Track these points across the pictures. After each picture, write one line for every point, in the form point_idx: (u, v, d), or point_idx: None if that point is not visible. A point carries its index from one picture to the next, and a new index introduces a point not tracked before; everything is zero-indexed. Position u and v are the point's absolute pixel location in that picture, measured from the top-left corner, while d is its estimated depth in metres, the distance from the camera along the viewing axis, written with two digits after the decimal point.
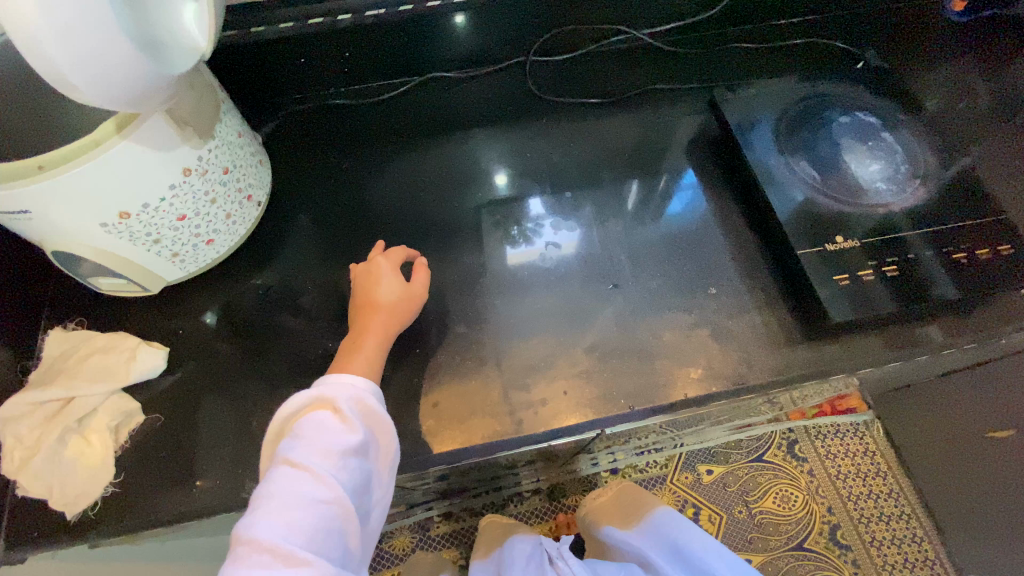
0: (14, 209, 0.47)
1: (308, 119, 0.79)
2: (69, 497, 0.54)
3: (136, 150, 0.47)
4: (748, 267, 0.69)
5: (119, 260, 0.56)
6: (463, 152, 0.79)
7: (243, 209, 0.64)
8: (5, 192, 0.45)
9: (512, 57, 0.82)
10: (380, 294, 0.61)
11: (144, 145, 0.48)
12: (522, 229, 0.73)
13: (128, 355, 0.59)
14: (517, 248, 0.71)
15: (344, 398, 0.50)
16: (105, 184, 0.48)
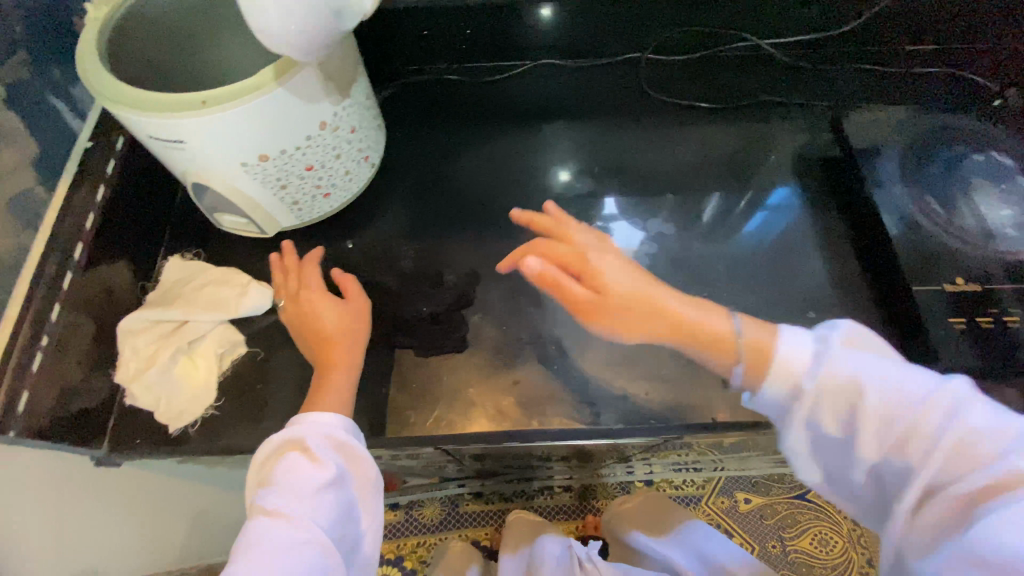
0: (173, 137, 0.50)
1: (417, 91, 0.81)
2: (174, 411, 0.58)
3: (288, 96, 0.50)
4: (843, 300, 0.68)
5: (247, 201, 0.60)
6: (559, 144, 0.79)
7: (359, 168, 0.67)
8: (170, 121, 0.49)
9: (627, 52, 0.81)
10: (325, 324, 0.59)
11: (295, 93, 0.51)
12: (591, 229, 0.73)
13: (239, 291, 0.62)
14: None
15: (314, 434, 0.46)
16: (255, 125, 0.51)
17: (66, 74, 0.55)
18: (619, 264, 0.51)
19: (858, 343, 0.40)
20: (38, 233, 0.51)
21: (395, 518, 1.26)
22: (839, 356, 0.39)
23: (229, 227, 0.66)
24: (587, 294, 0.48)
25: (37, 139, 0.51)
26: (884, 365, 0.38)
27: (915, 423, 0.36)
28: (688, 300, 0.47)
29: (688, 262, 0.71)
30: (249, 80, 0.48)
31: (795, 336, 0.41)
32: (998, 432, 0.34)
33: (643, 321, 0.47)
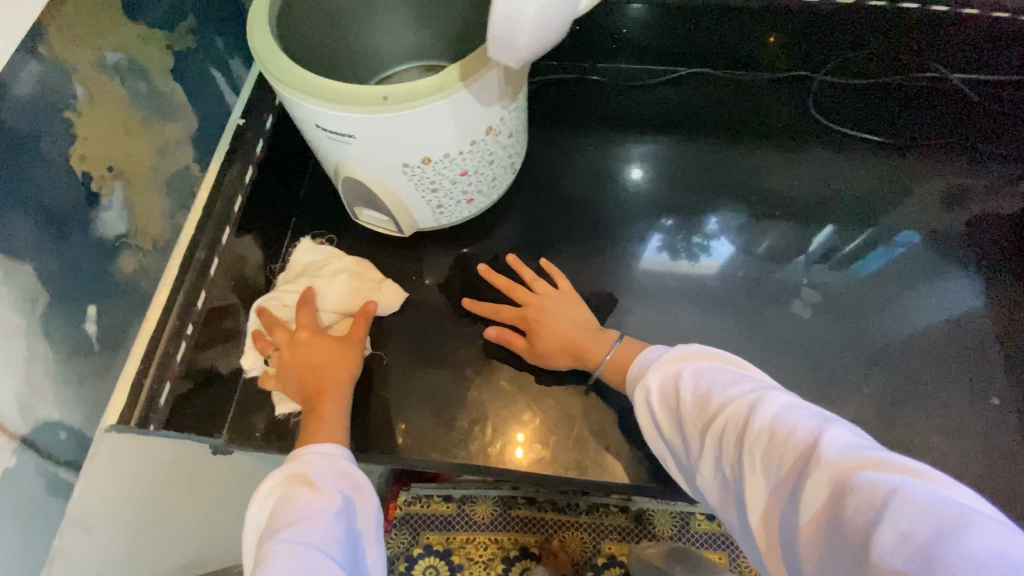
0: (344, 132, 0.47)
1: (557, 87, 0.75)
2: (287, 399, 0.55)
3: (467, 100, 0.46)
4: (1022, 380, 0.61)
5: (394, 200, 0.56)
6: (705, 161, 0.72)
7: (504, 174, 0.63)
8: (345, 116, 0.45)
9: (796, 70, 0.74)
10: (315, 356, 0.52)
11: (474, 97, 0.46)
12: (685, 242, 0.68)
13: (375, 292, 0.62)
14: (671, 259, 0.67)
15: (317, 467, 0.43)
16: (427, 127, 0.47)
17: (228, 45, 0.52)
18: (576, 306, 0.58)
19: (718, 363, 0.42)
20: (190, 215, 0.48)
21: (440, 510, 0.82)
22: (670, 363, 0.44)
23: (365, 220, 0.63)
24: (524, 345, 0.57)
25: (198, 115, 0.49)
26: (723, 378, 0.40)
27: (710, 420, 0.37)
28: (592, 327, 0.56)
29: (849, 318, 0.65)
30: (433, 78, 0.44)
31: (646, 357, 0.48)
32: (777, 417, 0.34)
33: (571, 353, 0.56)
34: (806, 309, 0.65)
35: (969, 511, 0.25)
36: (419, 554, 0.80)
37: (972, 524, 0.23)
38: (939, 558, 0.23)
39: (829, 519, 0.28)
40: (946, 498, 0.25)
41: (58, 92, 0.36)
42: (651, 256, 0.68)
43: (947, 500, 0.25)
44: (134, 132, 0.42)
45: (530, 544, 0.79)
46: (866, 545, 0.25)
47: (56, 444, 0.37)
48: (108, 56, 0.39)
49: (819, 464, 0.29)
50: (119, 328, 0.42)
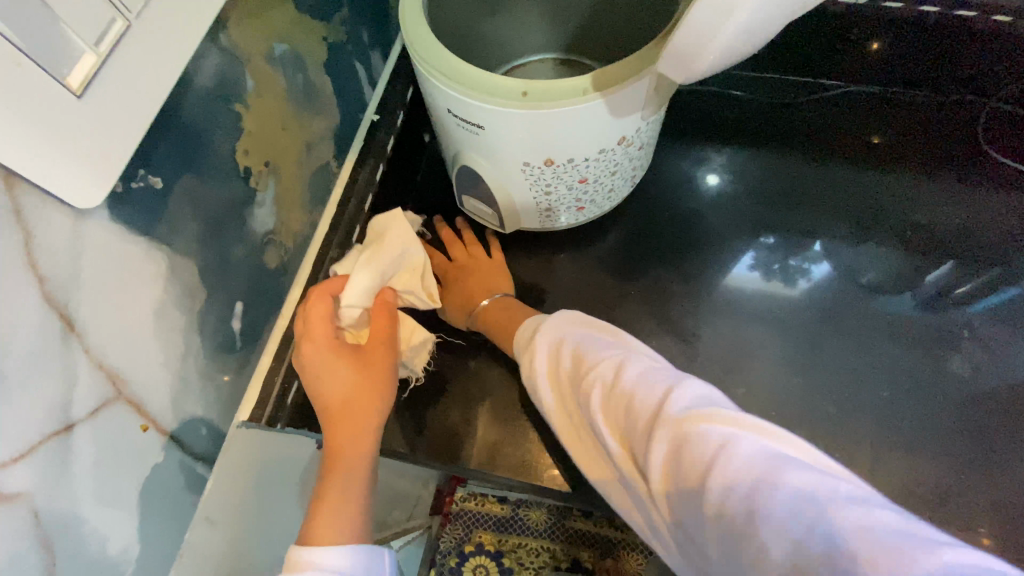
0: (474, 121, 0.44)
1: (690, 95, 0.71)
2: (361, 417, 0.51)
3: (601, 110, 0.42)
4: None
5: (504, 195, 0.53)
6: (845, 188, 0.66)
7: (622, 187, 0.58)
8: (479, 106, 0.42)
9: (964, 93, 0.65)
10: (328, 377, 0.39)
11: (610, 107, 0.42)
12: (783, 266, 0.63)
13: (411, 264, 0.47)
14: (763, 279, 0.62)
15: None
16: (559, 131, 0.43)
17: (373, 39, 0.51)
18: (499, 274, 0.58)
19: (584, 327, 0.43)
20: (324, 211, 0.47)
21: (494, 510, 0.68)
22: (547, 335, 0.43)
23: (469, 211, 0.60)
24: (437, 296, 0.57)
25: (341, 110, 0.47)
26: (596, 344, 0.40)
27: (580, 382, 0.38)
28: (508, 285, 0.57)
29: (1019, 377, 0.57)
30: (581, 80, 0.41)
31: (524, 331, 0.47)
32: (639, 378, 0.36)
33: (465, 304, 0.55)
34: (967, 366, 0.57)
35: (786, 457, 0.29)
36: (467, 552, 0.67)
37: (786, 465, 0.28)
38: (768, 513, 0.26)
39: (672, 465, 0.31)
40: (765, 445, 0.30)
41: (231, 82, 0.34)
42: (751, 276, 0.62)
43: (775, 451, 0.30)
44: (288, 125, 0.40)
45: (585, 560, 0.65)
46: (703, 482, 0.29)
47: (196, 440, 0.37)
48: (275, 47, 0.38)
49: (665, 422, 0.32)
50: (258, 324, 0.41)
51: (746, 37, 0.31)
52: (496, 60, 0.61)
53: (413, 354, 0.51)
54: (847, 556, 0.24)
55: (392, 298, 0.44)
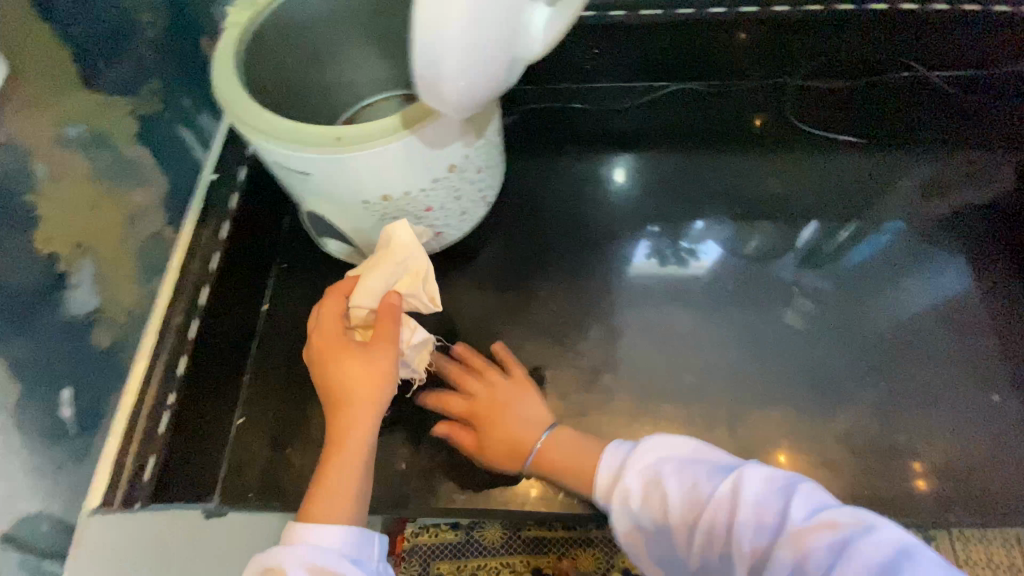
0: (299, 171, 0.45)
1: (533, 111, 0.74)
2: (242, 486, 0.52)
3: (417, 145, 0.44)
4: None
5: (356, 233, 0.54)
6: (686, 174, 0.72)
7: (476, 207, 0.61)
8: (298, 156, 0.43)
9: (772, 78, 0.73)
10: (337, 373, 0.46)
11: (425, 141, 0.45)
12: (674, 249, 0.68)
13: (414, 269, 0.50)
14: (659, 265, 0.67)
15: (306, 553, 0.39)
16: (383, 169, 0.45)
17: (195, 100, 0.51)
18: (528, 397, 0.58)
19: (679, 454, 0.45)
20: (165, 279, 0.48)
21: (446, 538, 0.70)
22: (645, 457, 0.46)
23: (329, 254, 0.60)
24: (472, 442, 0.56)
25: (168, 176, 0.47)
26: (697, 470, 0.43)
27: (663, 502, 0.43)
28: (535, 411, 0.57)
29: (847, 318, 0.64)
30: (390, 120, 0.43)
31: (610, 460, 0.48)
32: (729, 490, 0.40)
33: (514, 451, 0.55)
34: (799, 319, 0.64)
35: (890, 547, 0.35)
36: None
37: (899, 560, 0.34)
38: None
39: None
40: (864, 534, 0.35)
41: (15, 174, 0.34)
42: (649, 263, 0.67)
43: (877, 543, 0.35)
44: (99, 203, 0.41)
45: (543, 565, 0.68)
46: None
47: (37, 538, 0.36)
48: (66, 130, 0.38)
49: (786, 539, 0.36)
50: (93, 407, 0.41)
51: (493, 55, 0.31)
52: (334, 107, 0.62)
53: (415, 353, 0.53)
54: None
55: (397, 300, 0.48)
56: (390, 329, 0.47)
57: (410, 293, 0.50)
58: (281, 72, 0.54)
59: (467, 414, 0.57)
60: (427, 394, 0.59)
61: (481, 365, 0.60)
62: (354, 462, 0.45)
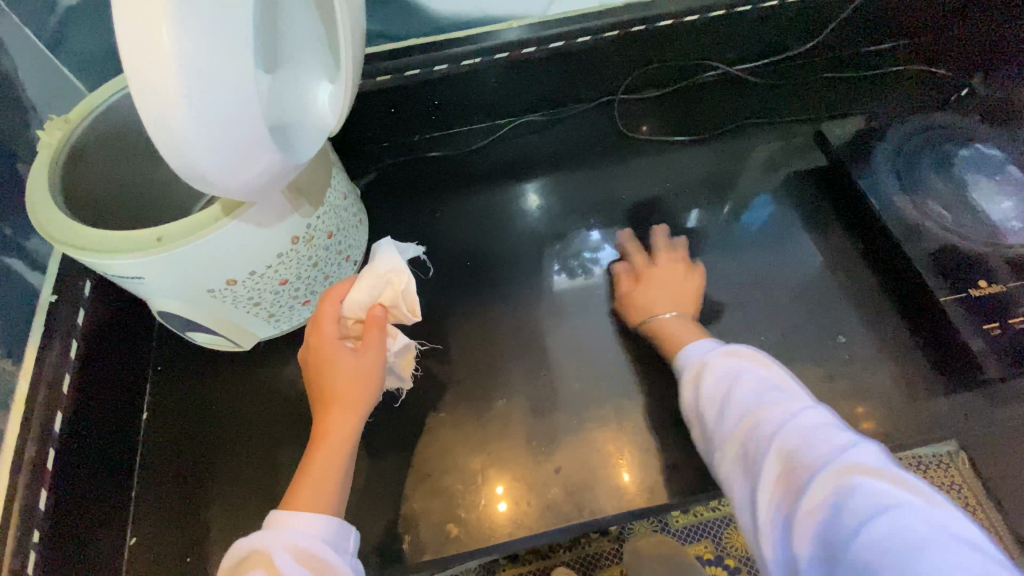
0: (129, 276, 0.45)
1: (392, 167, 0.77)
2: None
3: (244, 228, 0.46)
4: (878, 315, 0.65)
5: (217, 321, 0.55)
6: (543, 197, 0.77)
7: (342, 269, 0.62)
8: (121, 263, 0.43)
9: (599, 97, 0.80)
10: (331, 373, 0.48)
11: (252, 222, 0.46)
12: (579, 261, 0.72)
13: (394, 282, 0.49)
14: (570, 279, 0.70)
15: (288, 539, 0.41)
16: (216, 256, 0.46)
17: (18, 228, 0.50)
18: (685, 279, 0.65)
19: (755, 362, 0.50)
20: (11, 415, 0.47)
21: None
22: (723, 360, 0.51)
23: (203, 343, 0.60)
24: (627, 287, 0.66)
25: None
26: (767, 380, 0.48)
27: (725, 393, 0.48)
28: (680, 284, 0.65)
29: (709, 298, 0.68)
30: (209, 210, 0.45)
31: (692, 356, 0.54)
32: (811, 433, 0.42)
33: (670, 297, 0.63)
34: None
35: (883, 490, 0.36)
36: None
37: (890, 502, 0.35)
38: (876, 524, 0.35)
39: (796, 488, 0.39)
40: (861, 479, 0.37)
41: None
42: (560, 279, 0.70)
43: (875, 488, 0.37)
44: None
45: None
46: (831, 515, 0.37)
47: None
48: None
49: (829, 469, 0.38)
50: None
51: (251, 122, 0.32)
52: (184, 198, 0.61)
53: (399, 358, 0.54)
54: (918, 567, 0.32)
55: (380, 313, 0.50)
56: (378, 337, 0.49)
57: (393, 305, 0.50)
58: (108, 180, 0.53)
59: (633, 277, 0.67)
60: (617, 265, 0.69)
61: (667, 256, 0.68)
62: (338, 452, 0.47)
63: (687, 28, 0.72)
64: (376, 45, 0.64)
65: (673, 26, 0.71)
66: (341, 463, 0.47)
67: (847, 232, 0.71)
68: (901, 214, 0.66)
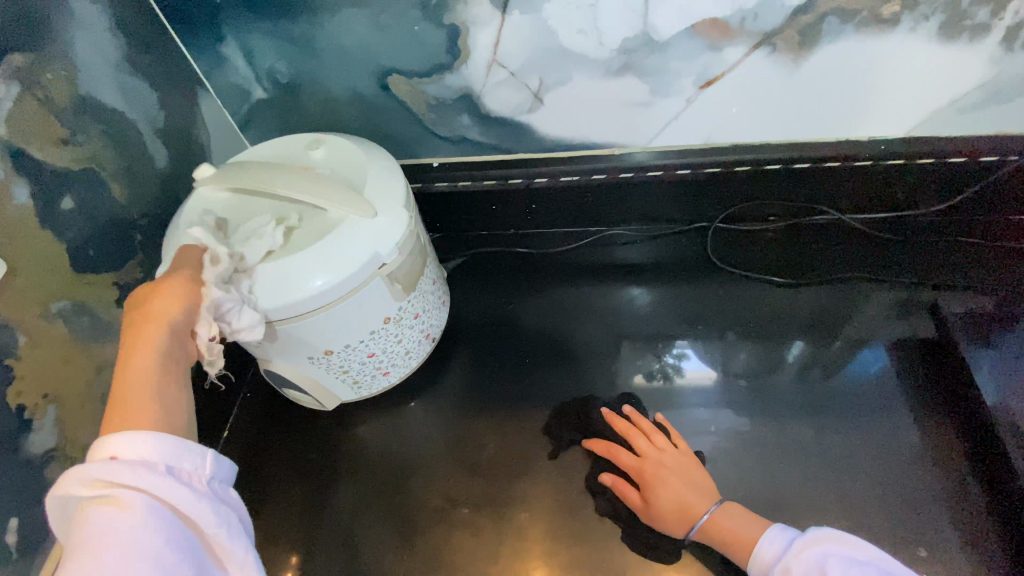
0: (250, 338, 0.54)
1: (483, 254, 0.83)
2: None
3: (348, 308, 0.52)
4: (973, 536, 0.58)
5: (312, 383, 0.62)
6: (624, 308, 0.77)
7: (420, 346, 0.67)
8: (249, 331, 0.52)
9: (695, 222, 0.80)
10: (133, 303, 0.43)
11: (358, 304, 0.53)
12: (660, 367, 0.71)
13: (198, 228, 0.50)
14: (648, 380, 0.71)
15: (96, 464, 0.34)
16: (321, 331, 0.53)
17: None
18: (693, 464, 0.61)
19: (846, 548, 0.51)
20: None
21: None
22: (804, 556, 0.52)
23: (293, 399, 0.68)
24: (640, 500, 0.61)
25: None
26: (863, 568, 0.49)
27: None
28: (694, 480, 0.60)
29: (766, 458, 0.64)
30: (347, 293, 0.51)
31: (770, 548, 0.54)
32: None
33: (684, 514, 0.58)
34: (718, 457, 0.64)
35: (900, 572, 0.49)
36: None
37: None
38: None
39: None
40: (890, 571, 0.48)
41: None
42: (638, 377, 0.71)
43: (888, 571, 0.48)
44: (72, 357, 0.51)
45: None
46: None
47: None
48: (52, 306, 0.49)
49: None
50: (36, 534, 0.48)
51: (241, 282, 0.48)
52: None
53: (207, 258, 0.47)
54: None
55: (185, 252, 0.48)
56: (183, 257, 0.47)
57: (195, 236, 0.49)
58: None
59: (644, 477, 0.61)
60: (610, 476, 0.63)
61: (650, 428, 0.65)
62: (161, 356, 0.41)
63: (797, 173, 0.71)
64: (489, 154, 0.71)
65: (780, 169, 0.70)
66: (161, 381, 0.40)
67: (952, 424, 0.64)
68: None
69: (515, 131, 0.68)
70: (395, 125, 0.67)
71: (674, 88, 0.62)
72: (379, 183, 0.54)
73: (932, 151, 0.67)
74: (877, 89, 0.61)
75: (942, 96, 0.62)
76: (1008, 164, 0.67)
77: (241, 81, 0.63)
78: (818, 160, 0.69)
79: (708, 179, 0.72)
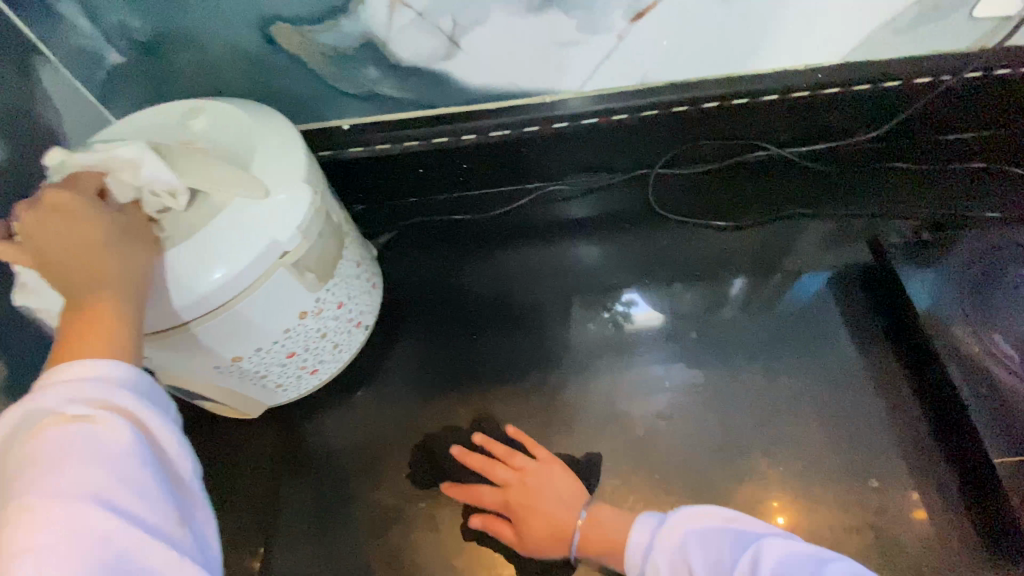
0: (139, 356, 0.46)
1: (414, 224, 0.76)
2: None
3: (250, 310, 0.45)
4: (917, 458, 0.60)
5: (228, 392, 0.55)
6: (568, 266, 0.73)
7: (351, 335, 0.61)
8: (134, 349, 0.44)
9: (634, 170, 0.76)
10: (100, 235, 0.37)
11: (262, 302, 0.45)
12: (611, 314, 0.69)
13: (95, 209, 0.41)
14: (599, 333, 0.68)
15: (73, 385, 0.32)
16: (224, 337, 0.46)
17: None
18: (555, 476, 0.59)
19: (709, 519, 0.50)
20: None
21: None
22: (670, 540, 0.50)
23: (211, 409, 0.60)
24: (512, 534, 0.57)
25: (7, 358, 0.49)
26: (723, 537, 0.47)
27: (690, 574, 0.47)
28: (558, 496, 0.57)
29: (721, 408, 0.63)
30: (244, 291, 0.44)
31: (639, 537, 0.51)
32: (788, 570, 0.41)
33: (557, 536, 0.56)
34: (675, 412, 0.63)
35: (761, 531, 0.48)
36: None
37: (764, 534, 0.47)
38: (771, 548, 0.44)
39: None
40: (749, 532, 0.48)
41: None
42: (588, 339, 0.68)
43: (746, 533, 0.48)
44: None
45: None
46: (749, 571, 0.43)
47: None
48: None
49: None
50: None
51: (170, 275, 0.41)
52: None
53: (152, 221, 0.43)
54: (793, 551, 0.43)
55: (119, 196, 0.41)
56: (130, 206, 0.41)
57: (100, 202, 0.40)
58: None
59: (514, 507, 0.57)
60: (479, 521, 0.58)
61: (506, 451, 0.61)
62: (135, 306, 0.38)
63: (735, 110, 0.68)
64: (406, 111, 0.63)
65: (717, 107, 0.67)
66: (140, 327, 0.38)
67: (893, 352, 0.65)
68: (963, 352, 0.61)
69: (430, 82, 0.60)
70: (290, 85, 0.58)
71: (602, 23, 0.55)
72: (269, 157, 0.46)
73: (867, 77, 0.64)
74: (813, 13, 0.57)
75: (877, 16, 0.58)
76: (939, 86, 0.66)
77: (87, 46, 0.51)
78: (755, 95, 0.66)
79: (645, 123, 0.68)
